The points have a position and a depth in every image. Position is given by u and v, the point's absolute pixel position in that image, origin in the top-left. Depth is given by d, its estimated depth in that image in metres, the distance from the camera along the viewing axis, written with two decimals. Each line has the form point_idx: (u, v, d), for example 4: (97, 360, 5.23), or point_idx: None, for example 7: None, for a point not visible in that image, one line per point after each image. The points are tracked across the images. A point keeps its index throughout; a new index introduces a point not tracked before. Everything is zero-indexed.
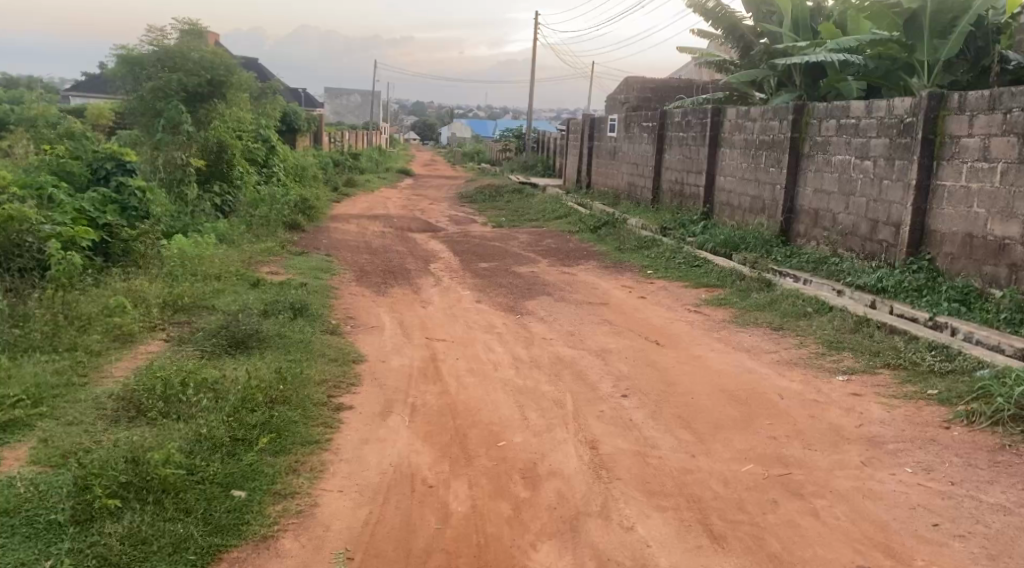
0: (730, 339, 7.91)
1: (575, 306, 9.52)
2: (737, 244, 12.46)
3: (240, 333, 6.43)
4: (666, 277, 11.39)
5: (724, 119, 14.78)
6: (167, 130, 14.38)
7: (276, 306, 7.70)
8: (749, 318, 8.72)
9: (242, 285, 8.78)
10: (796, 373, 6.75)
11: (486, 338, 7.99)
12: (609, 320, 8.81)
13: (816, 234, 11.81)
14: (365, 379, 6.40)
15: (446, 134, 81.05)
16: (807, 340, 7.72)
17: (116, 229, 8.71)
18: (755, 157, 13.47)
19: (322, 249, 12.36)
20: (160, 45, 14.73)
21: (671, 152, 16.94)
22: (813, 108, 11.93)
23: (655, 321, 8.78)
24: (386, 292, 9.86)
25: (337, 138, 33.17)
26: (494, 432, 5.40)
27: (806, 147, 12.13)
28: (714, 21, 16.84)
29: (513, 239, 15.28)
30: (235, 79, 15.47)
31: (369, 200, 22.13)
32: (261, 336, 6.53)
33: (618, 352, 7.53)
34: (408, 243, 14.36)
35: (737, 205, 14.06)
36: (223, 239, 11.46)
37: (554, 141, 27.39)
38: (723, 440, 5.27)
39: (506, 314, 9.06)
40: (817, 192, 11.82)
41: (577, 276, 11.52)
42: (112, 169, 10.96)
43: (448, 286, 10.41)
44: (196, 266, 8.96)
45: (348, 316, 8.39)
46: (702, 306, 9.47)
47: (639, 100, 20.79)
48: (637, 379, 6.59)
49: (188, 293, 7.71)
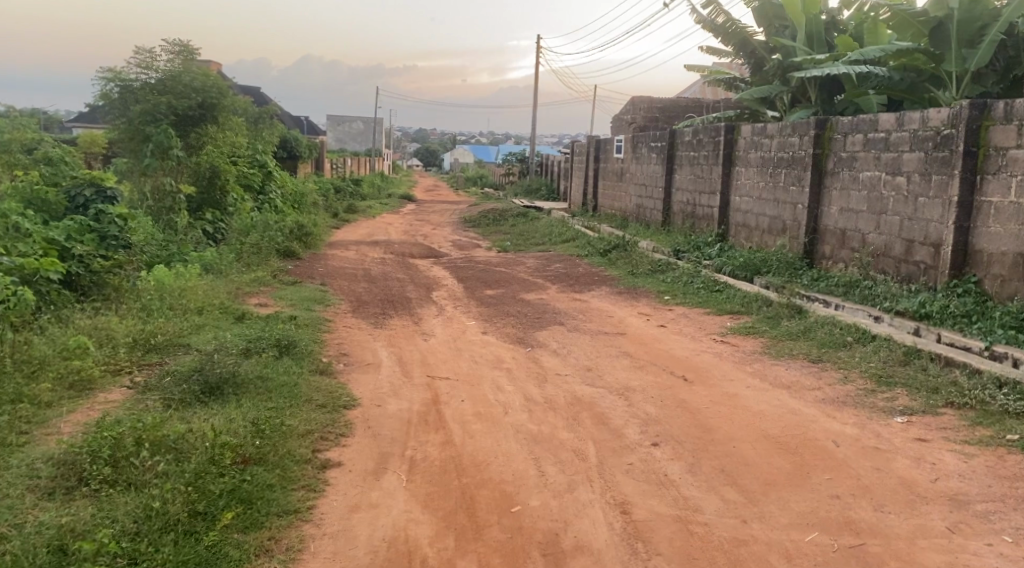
0: (766, 375, 7.11)
1: (589, 337, 8.73)
2: (758, 267, 11.69)
3: (215, 377, 5.66)
4: (684, 302, 10.61)
5: (738, 137, 14.05)
6: (155, 155, 13.61)
7: (260, 344, 6.91)
8: (782, 349, 7.92)
9: (226, 320, 8.01)
10: (848, 414, 5.94)
11: (495, 375, 7.21)
12: (628, 353, 8.03)
13: (844, 256, 11.04)
14: (356, 428, 5.62)
15: (449, 160, 80.52)
16: (851, 374, 6.93)
17: (86, 259, 8.04)
18: (773, 175, 12.72)
19: (317, 278, 11.61)
20: (154, 70, 13.82)
21: (681, 172, 16.19)
22: (837, 122, 11.19)
23: (678, 353, 7.99)
24: (384, 324, 9.09)
25: (339, 165, 32.58)
26: (506, 493, 4.63)
27: (830, 163, 11.37)
28: (724, 37, 16.05)
29: (520, 264, 14.53)
30: (228, 101, 14.69)
31: (369, 227, 21.39)
32: (239, 380, 5.75)
33: (642, 390, 6.73)
34: (410, 270, 13.62)
35: (754, 226, 13.32)
36: (210, 267, 10.70)
37: (559, 164, 26.68)
38: (777, 500, 4.50)
39: (515, 347, 8.28)
40: (843, 211, 11.05)
41: (590, 303, 10.75)
42: (91, 196, 10.28)
43: (451, 317, 9.64)
44: (176, 298, 8.21)
45: (340, 352, 7.62)
46: (728, 336, 8.67)
47: (647, 120, 20.01)
48: (668, 423, 5.80)
49: (162, 331, 6.94)
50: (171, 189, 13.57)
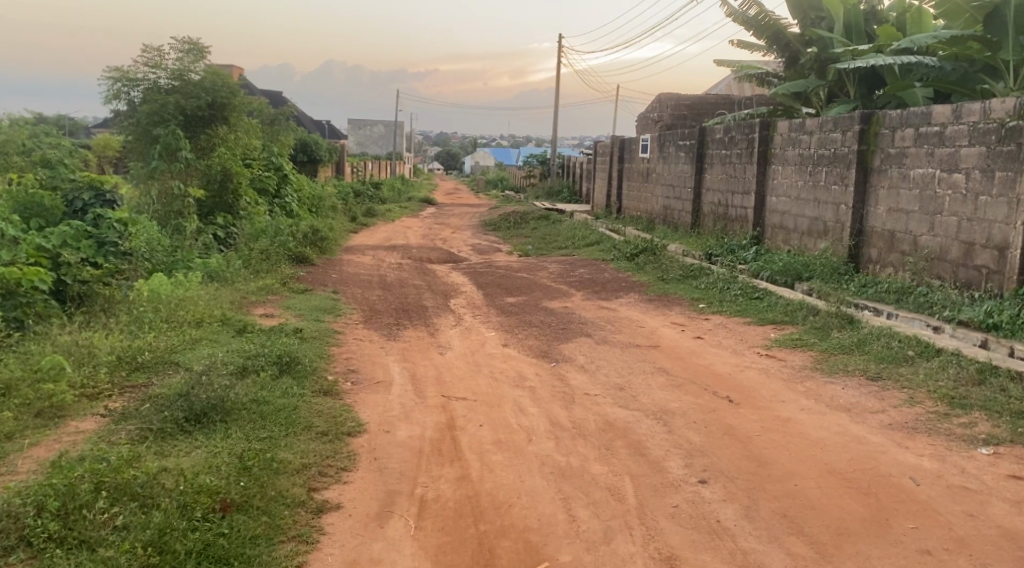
0: (821, 395, 6.37)
1: (619, 350, 8.01)
2: (799, 273, 10.94)
3: (201, 403, 5.00)
4: (721, 310, 9.87)
5: (774, 133, 13.26)
6: (164, 157, 13.01)
7: (257, 361, 6.24)
8: (835, 365, 7.20)
9: (225, 333, 7.35)
10: (922, 443, 5.21)
11: (517, 395, 6.50)
12: (664, 369, 7.30)
13: (893, 259, 10.26)
14: (360, 460, 4.94)
15: (470, 164, 79.92)
16: (919, 395, 6.19)
17: (75, 268, 7.46)
18: (813, 174, 11.95)
19: (329, 285, 10.96)
20: (162, 69, 13.27)
21: (712, 172, 15.44)
22: (884, 115, 10.43)
23: (719, 369, 7.25)
24: (398, 336, 8.40)
25: (359, 168, 31.97)
26: (532, 546, 4.02)
27: (876, 160, 10.59)
28: (756, 30, 15.18)
29: (543, 269, 13.82)
30: (240, 100, 13.95)
31: (388, 231, 20.75)
32: (229, 406, 5.08)
33: (682, 414, 6.02)
34: (428, 276, 12.95)
35: (792, 228, 12.56)
36: (215, 275, 9.96)
37: (581, 165, 25.93)
38: (854, 556, 3.90)
39: (539, 361, 7.58)
40: (892, 211, 10.28)
41: (619, 311, 10.03)
42: (89, 200, 9.71)
43: (469, 327, 8.95)
44: (170, 309, 7.57)
45: (348, 368, 6.93)
46: (773, 350, 7.94)
47: (674, 119, 19.21)
48: (716, 455, 5.10)
49: (151, 348, 6.29)
50: (180, 193, 12.97)
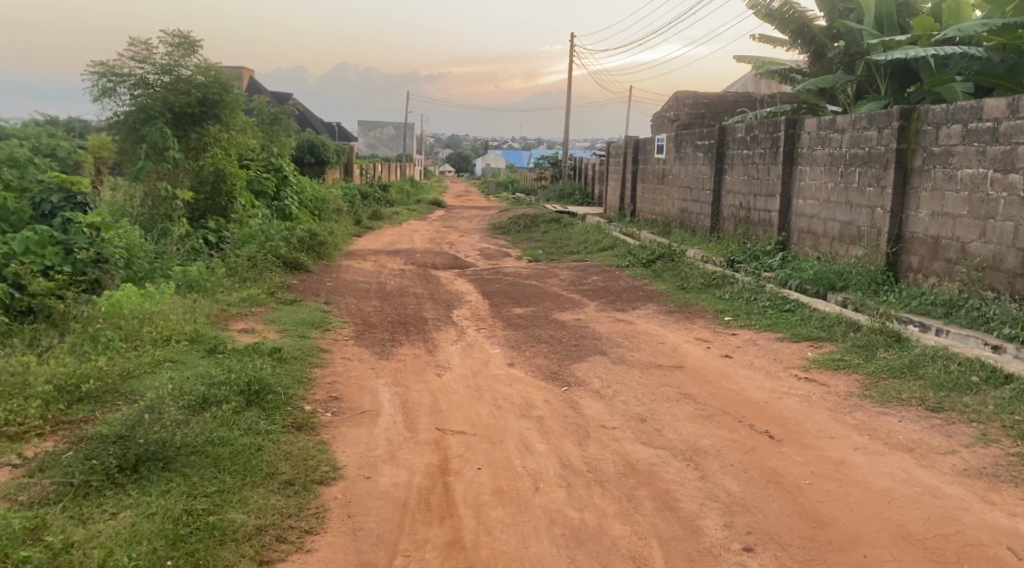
0: (876, 430, 5.48)
1: (638, 372, 7.13)
2: (832, 282, 10.05)
3: (137, 450, 4.20)
4: (749, 324, 8.98)
5: (801, 131, 12.33)
6: (151, 157, 12.16)
7: (220, 390, 5.37)
8: (888, 391, 6.31)
9: (193, 354, 6.47)
10: (1011, 497, 4.37)
11: (522, 428, 5.63)
12: (690, 395, 6.42)
13: (937, 268, 9.36)
14: (329, 518, 4.10)
15: (481, 165, 79.14)
16: (994, 431, 5.31)
17: (26, 278, 6.68)
18: (844, 175, 11.04)
19: (321, 295, 10.11)
20: (150, 64, 12.30)
21: (732, 173, 14.54)
22: (926, 111, 9.54)
23: (753, 396, 6.36)
24: (391, 354, 7.53)
25: (367, 169, 31.11)
26: None
27: (917, 160, 9.69)
28: (781, 23, 14.12)
29: (554, 276, 12.94)
30: (234, 97, 12.96)
31: (393, 234, 19.87)
32: (171, 453, 4.28)
33: (716, 454, 5.14)
34: (431, 283, 12.08)
35: (822, 232, 11.65)
36: (194, 284, 9.08)
37: (594, 166, 25.01)
38: None
39: (548, 384, 6.71)
40: (935, 216, 9.39)
41: (636, 324, 9.15)
42: (58, 203, 8.88)
43: (472, 343, 8.09)
44: (134, 325, 6.66)
45: (330, 395, 6.07)
46: (812, 372, 7.05)
47: (691, 118, 18.29)
48: (761, 510, 4.26)
49: (99, 374, 5.44)
50: (167, 195, 12.12)
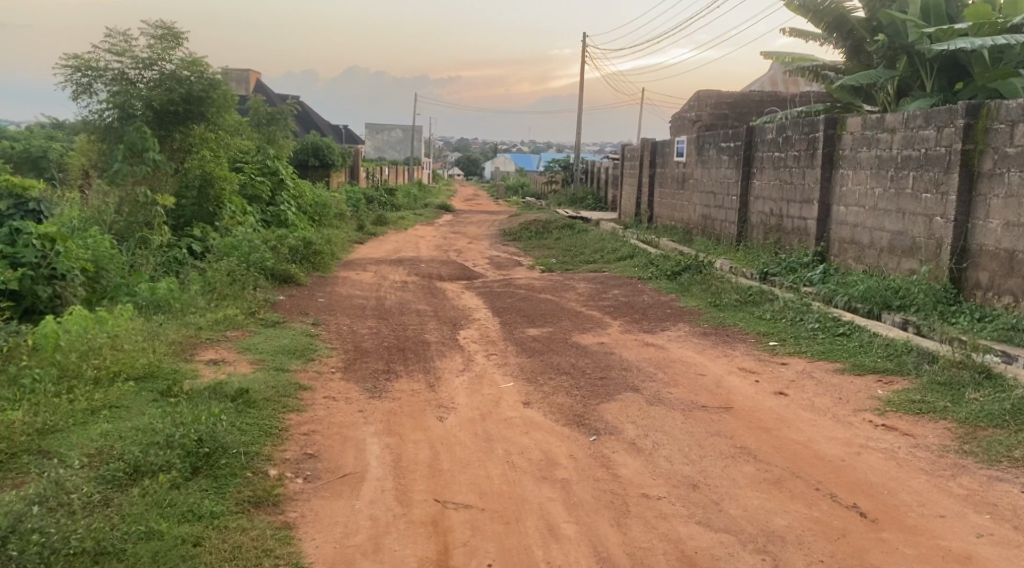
0: (997, 506, 4.30)
1: (679, 414, 5.93)
2: (887, 300, 8.82)
3: None
4: (799, 351, 7.76)
5: (842, 131, 11.10)
6: (127, 159, 10.92)
7: (159, 454, 4.23)
8: (993, 444, 5.12)
9: (141, 397, 5.33)
10: None
11: (545, 498, 4.47)
12: (748, 449, 5.22)
13: (1012, 286, 8.14)
14: None
15: (490, 169, 77.86)
16: None
17: None
18: (896, 179, 9.81)
19: (310, 314, 8.93)
20: (129, 58, 11.06)
21: (763, 177, 13.32)
22: (997, 107, 8.34)
23: (825, 451, 5.18)
24: (384, 391, 6.35)
25: (372, 173, 29.87)
26: None
27: (986, 163, 8.47)
28: (814, 15, 12.44)
29: (570, 289, 11.76)
30: (223, 95, 11.71)
31: (396, 241, 18.66)
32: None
33: (797, 541, 4.00)
34: (435, 299, 10.90)
35: (868, 243, 10.41)
36: (162, 303, 7.93)
37: (607, 171, 23.74)
38: None
39: (572, 432, 5.52)
40: (1010, 226, 8.16)
41: (669, 350, 7.94)
42: (8, 211, 7.78)
43: (480, 375, 6.90)
44: (75, 360, 5.51)
45: (304, 451, 4.89)
46: (889, 417, 5.84)
47: (714, 118, 17.06)
48: None
49: (6, 433, 4.40)
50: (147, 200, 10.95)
